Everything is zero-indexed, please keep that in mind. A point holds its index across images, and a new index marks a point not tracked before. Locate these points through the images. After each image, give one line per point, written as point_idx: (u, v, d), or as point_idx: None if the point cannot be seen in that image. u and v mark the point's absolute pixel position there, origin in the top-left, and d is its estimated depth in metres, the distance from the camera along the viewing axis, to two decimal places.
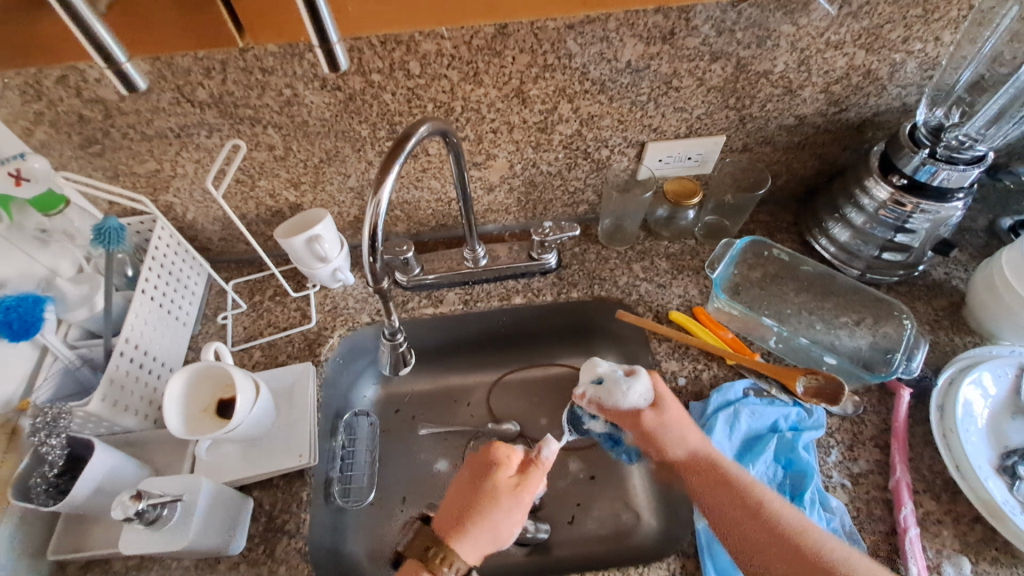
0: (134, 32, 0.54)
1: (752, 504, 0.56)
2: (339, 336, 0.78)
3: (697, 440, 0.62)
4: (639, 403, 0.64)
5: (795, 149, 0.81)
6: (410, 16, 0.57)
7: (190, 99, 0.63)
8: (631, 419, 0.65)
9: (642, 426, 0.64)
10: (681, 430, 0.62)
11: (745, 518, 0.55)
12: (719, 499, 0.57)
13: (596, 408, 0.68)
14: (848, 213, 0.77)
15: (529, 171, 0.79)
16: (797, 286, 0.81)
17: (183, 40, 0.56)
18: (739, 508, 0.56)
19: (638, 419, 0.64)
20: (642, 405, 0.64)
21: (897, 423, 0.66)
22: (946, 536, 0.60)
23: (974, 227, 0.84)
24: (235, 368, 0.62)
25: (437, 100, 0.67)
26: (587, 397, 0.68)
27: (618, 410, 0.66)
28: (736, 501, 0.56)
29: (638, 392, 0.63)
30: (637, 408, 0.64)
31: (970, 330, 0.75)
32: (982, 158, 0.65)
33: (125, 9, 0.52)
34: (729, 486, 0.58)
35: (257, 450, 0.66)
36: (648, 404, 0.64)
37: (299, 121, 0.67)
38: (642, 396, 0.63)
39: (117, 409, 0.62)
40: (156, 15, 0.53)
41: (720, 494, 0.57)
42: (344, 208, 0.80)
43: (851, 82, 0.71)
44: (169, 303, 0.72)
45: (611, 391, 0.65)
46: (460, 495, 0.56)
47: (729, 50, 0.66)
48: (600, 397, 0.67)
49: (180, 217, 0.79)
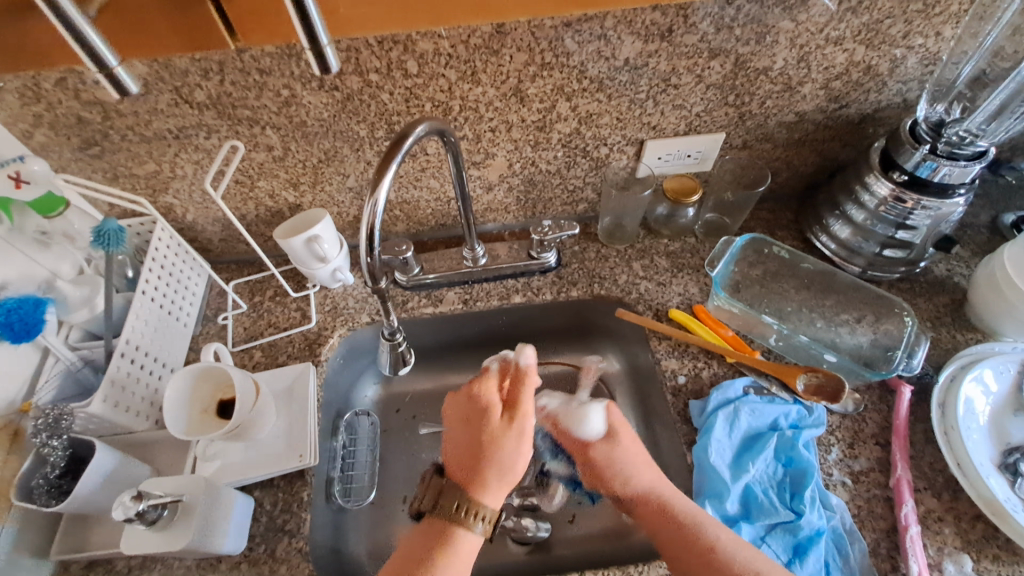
0: (123, 31, 0.54)
1: (687, 537, 0.55)
2: (340, 336, 0.78)
3: (646, 474, 0.62)
4: (593, 433, 0.67)
5: (795, 147, 0.81)
6: (399, 13, 0.57)
7: (188, 100, 0.63)
8: (583, 450, 0.67)
9: (591, 458, 0.66)
10: (626, 464, 0.63)
11: (681, 545, 0.55)
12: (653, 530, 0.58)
13: (548, 422, 0.72)
14: (848, 210, 0.77)
15: (528, 170, 0.79)
16: (798, 283, 0.81)
17: (173, 40, 0.56)
18: (672, 539, 0.56)
19: (590, 451, 0.66)
20: (596, 435, 0.66)
21: (898, 420, 0.65)
22: (947, 534, 0.59)
23: (976, 223, 0.84)
24: (234, 369, 0.62)
25: (434, 99, 0.67)
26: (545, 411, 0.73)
27: (571, 436, 0.69)
28: (670, 529, 0.57)
29: (594, 422, 0.67)
30: (591, 439, 0.67)
31: (972, 327, 0.74)
32: (984, 153, 0.66)
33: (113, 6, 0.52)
34: (670, 521, 0.57)
35: (259, 450, 0.67)
36: (601, 435, 0.66)
37: (297, 121, 0.67)
38: (597, 427, 0.66)
39: (118, 410, 0.62)
40: (145, 13, 0.53)
41: (654, 525, 0.58)
42: (343, 208, 0.80)
43: (851, 78, 0.71)
44: (170, 304, 0.72)
45: (569, 415, 0.70)
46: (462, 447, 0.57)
47: (728, 47, 0.66)
48: (558, 412, 0.71)
49: (180, 218, 0.79)
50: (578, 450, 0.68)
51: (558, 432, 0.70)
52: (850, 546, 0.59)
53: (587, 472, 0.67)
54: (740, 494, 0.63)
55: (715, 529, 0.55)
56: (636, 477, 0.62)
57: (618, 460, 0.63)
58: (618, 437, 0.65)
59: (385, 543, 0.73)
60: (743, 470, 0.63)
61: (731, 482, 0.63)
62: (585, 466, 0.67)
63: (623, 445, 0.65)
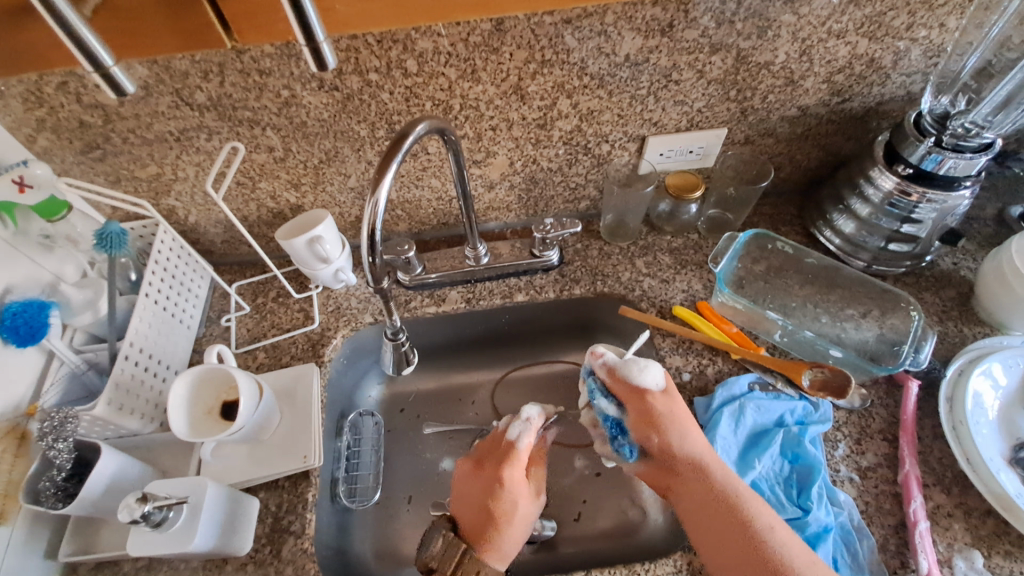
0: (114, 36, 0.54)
1: (736, 513, 0.54)
2: (343, 336, 0.78)
3: (699, 439, 0.59)
4: (651, 384, 0.61)
5: (798, 141, 0.80)
6: (396, 13, 0.56)
7: (189, 102, 0.63)
8: (637, 400, 0.61)
9: (646, 406, 0.60)
10: (681, 425, 0.59)
11: (726, 519, 0.54)
12: (696, 499, 0.56)
13: (606, 372, 0.63)
14: (852, 204, 0.77)
15: (529, 168, 0.79)
16: (802, 278, 0.80)
17: (165, 39, 0.55)
18: (722, 511, 0.54)
19: (647, 400, 0.60)
20: (655, 387, 0.61)
21: (905, 416, 0.65)
22: (957, 530, 0.59)
23: (982, 216, 0.83)
24: (238, 370, 0.62)
25: (434, 98, 0.66)
26: (603, 358, 0.64)
27: (628, 385, 0.61)
28: (717, 498, 0.55)
29: (657, 373, 0.61)
30: (649, 389, 0.61)
31: (979, 320, 0.73)
32: (990, 145, 0.64)
33: (108, 6, 0.51)
34: (730, 501, 0.54)
35: (263, 451, 0.67)
36: (661, 388, 0.61)
37: (297, 122, 0.67)
38: (659, 379, 0.61)
39: (123, 413, 0.62)
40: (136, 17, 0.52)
41: (697, 494, 0.56)
42: (345, 209, 0.80)
43: (855, 71, 0.70)
44: (173, 306, 0.72)
45: (628, 364, 0.62)
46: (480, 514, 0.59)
47: (729, 42, 0.65)
48: (617, 361, 0.63)
49: (182, 221, 0.79)
50: (631, 399, 0.61)
51: (614, 382, 0.62)
52: (858, 543, 0.58)
53: (636, 422, 0.60)
54: None
55: (763, 512, 0.54)
56: (687, 440, 0.58)
57: (671, 412, 0.60)
58: (675, 395, 0.61)
59: (390, 543, 0.73)
60: (749, 467, 0.63)
61: None
62: (637, 419, 0.60)
63: (680, 403, 0.61)
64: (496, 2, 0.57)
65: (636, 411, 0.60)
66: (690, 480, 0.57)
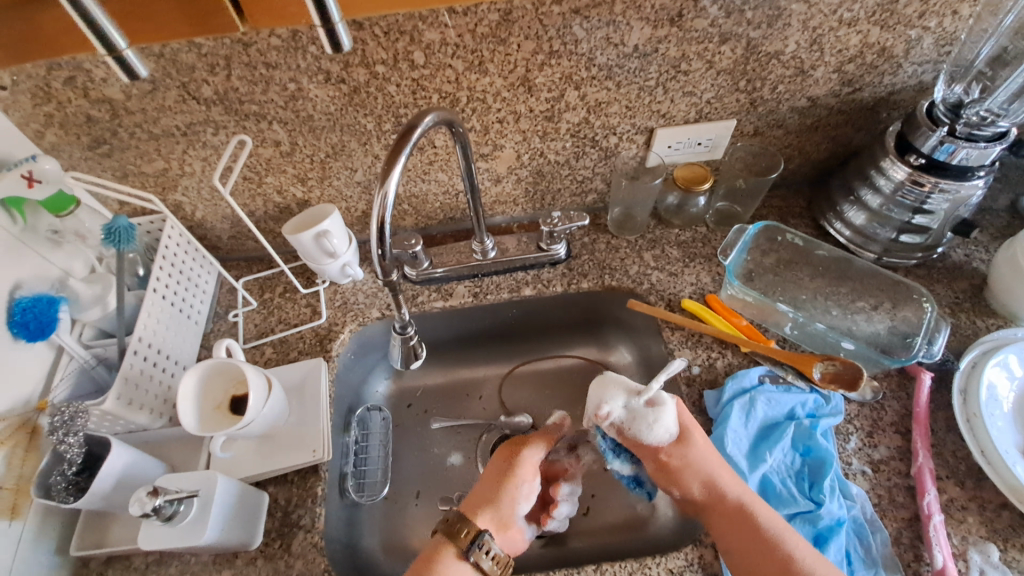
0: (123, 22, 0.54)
1: (769, 549, 0.53)
2: (351, 332, 0.78)
3: (723, 474, 0.58)
4: (663, 438, 0.58)
5: (807, 132, 0.80)
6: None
7: (195, 96, 0.63)
8: (651, 450, 0.60)
9: (662, 457, 0.59)
10: (699, 465, 0.58)
11: (756, 557, 0.53)
12: (719, 526, 0.56)
13: (614, 431, 0.61)
14: (863, 195, 0.76)
15: (537, 161, 0.78)
16: (812, 271, 0.79)
17: (175, 23, 0.55)
18: (743, 539, 0.54)
19: (662, 457, 0.59)
20: (666, 442, 0.58)
21: (917, 408, 0.64)
22: (971, 523, 0.58)
23: (995, 208, 0.82)
24: (247, 365, 0.62)
25: (442, 90, 0.66)
26: (610, 418, 0.60)
27: (641, 443, 0.60)
28: (746, 531, 0.55)
29: (665, 426, 0.58)
30: (661, 443, 0.59)
31: (992, 312, 0.73)
32: (1005, 134, 0.64)
33: None
34: (751, 529, 0.54)
35: (272, 446, 0.67)
36: (673, 439, 0.59)
37: (303, 116, 0.67)
38: (669, 430, 0.58)
39: (132, 408, 0.62)
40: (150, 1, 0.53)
41: (726, 531, 0.56)
42: (352, 203, 0.80)
43: (865, 60, 0.70)
44: (181, 301, 0.72)
45: (636, 421, 0.59)
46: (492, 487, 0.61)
47: (739, 31, 0.65)
48: (624, 421, 0.59)
49: (189, 216, 0.79)
50: (647, 454, 0.61)
51: (626, 440, 0.61)
52: (871, 536, 0.57)
53: (656, 474, 0.61)
54: (758, 485, 0.62)
55: (794, 543, 0.54)
56: (712, 480, 0.58)
57: (687, 457, 0.59)
58: (691, 436, 0.59)
59: (399, 537, 0.73)
60: (760, 459, 0.63)
61: (749, 472, 0.62)
62: (657, 470, 0.61)
63: (697, 445, 0.59)
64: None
65: (652, 465, 0.61)
66: (714, 512, 0.57)
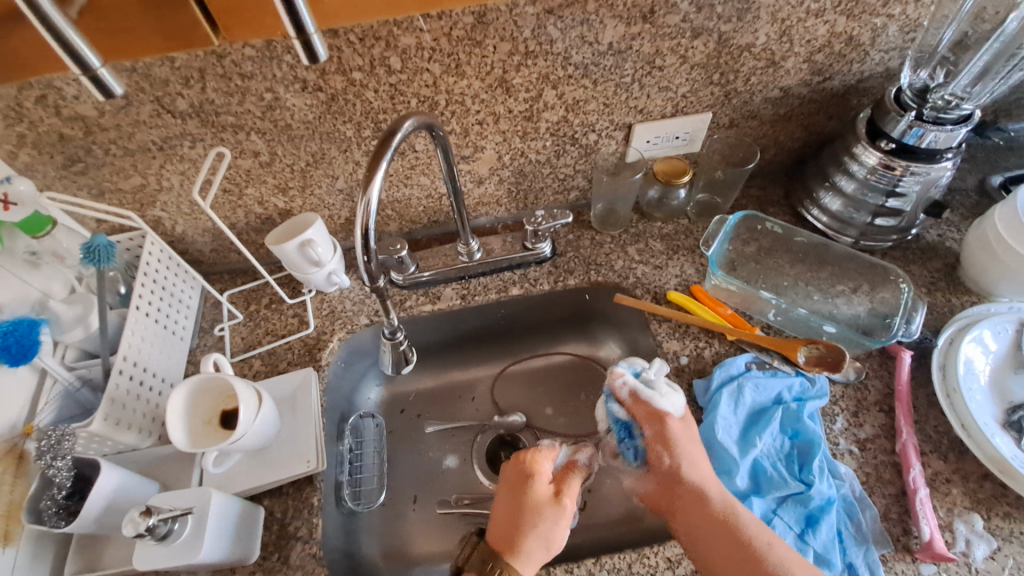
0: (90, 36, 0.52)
1: (743, 540, 0.54)
2: (340, 340, 0.77)
3: (705, 464, 0.59)
4: (671, 409, 0.61)
5: (781, 122, 0.81)
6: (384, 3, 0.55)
7: (170, 110, 0.62)
8: (656, 421, 0.60)
9: (666, 431, 0.60)
10: (692, 448, 0.59)
11: (732, 548, 0.54)
12: (697, 521, 0.56)
13: (628, 393, 0.61)
14: (838, 181, 0.78)
15: (518, 161, 0.79)
16: (792, 258, 0.81)
17: (153, 40, 0.54)
18: (724, 535, 0.54)
19: (666, 426, 0.60)
20: (676, 411, 0.60)
21: (900, 386, 0.66)
22: (956, 495, 0.60)
23: (964, 187, 0.85)
24: (235, 378, 0.61)
25: (420, 95, 0.66)
26: (625, 379, 0.62)
27: (650, 408, 0.61)
28: (728, 528, 0.55)
29: (677, 398, 0.61)
30: (669, 414, 0.60)
31: (966, 290, 0.75)
32: (969, 117, 0.66)
33: (96, 11, 0.49)
34: (733, 526, 0.55)
35: (265, 458, 0.66)
36: (680, 414, 0.61)
37: (282, 125, 0.66)
38: (679, 404, 0.61)
39: (120, 428, 0.61)
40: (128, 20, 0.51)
41: (703, 516, 0.56)
42: (335, 211, 0.79)
43: (834, 50, 0.71)
44: (165, 318, 0.71)
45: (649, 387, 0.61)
46: (508, 507, 0.58)
47: (710, 26, 0.66)
48: (641, 385, 0.61)
49: (169, 231, 0.78)
50: (650, 423, 0.61)
51: (637, 405, 0.62)
52: (861, 513, 0.58)
53: (652, 445, 0.60)
54: (749, 470, 0.62)
55: (772, 542, 0.54)
56: (699, 467, 0.58)
57: (685, 437, 0.60)
58: (691, 421, 0.61)
59: (398, 542, 0.73)
60: (750, 445, 0.63)
61: (740, 458, 0.62)
62: (654, 442, 0.60)
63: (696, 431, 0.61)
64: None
65: (654, 433, 0.60)
66: (692, 509, 0.57)
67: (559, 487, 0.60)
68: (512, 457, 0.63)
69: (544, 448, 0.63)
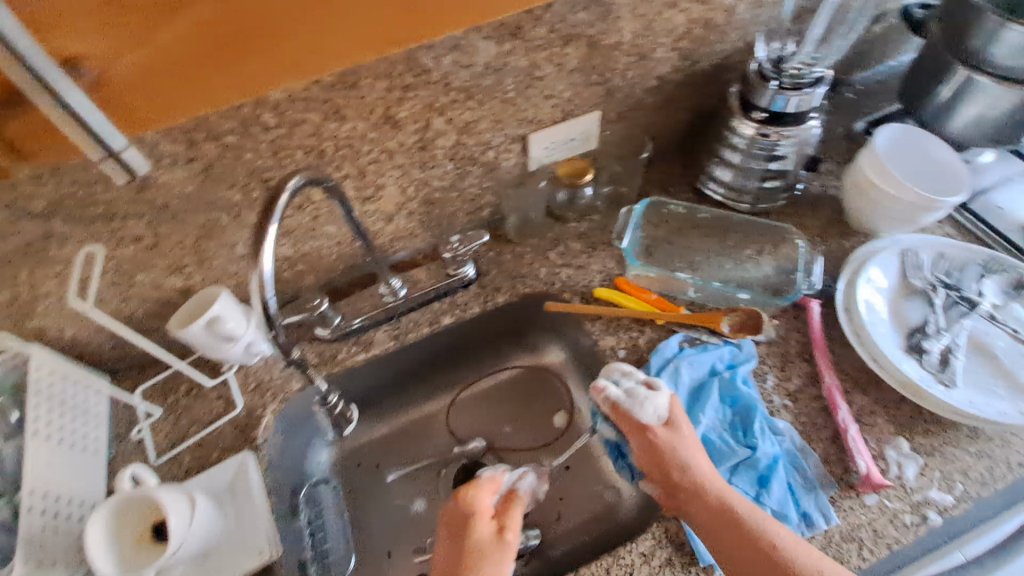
0: None
1: (744, 532, 0.54)
2: (274, 412, 0.73)
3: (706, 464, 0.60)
4: (653, 418, 0.63)
5: (665, 108, 0.85)
6: (206, 90, 0.53)
7: (27, 213, 0.57)
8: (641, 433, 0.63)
9: (652, 439, 0.62)
10: (689, 448, 0.61)
11: (736, 543, 0.54)
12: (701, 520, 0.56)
13: (608, 406, 0.65)
14: (726, 154, 0.83)
15: (422, 191, 0.78)
16: (700, 233, 0.85)
17: None
18: (726, 532, 0.54)
19: (650, 435, 0.62)
20: (655, 419, 0.63)
21: (815, 333, 0.71)
22: (881, 424, 0.65)
23: (835, 137, 0.92)
24: (160, 488, 0.56)
25: (304, 146, 0.63)
26: (606, 393, 0.65)
27: (631, 420, 0.64)
28: (728, 523, 0.55)
29: (658, 406, 0.63)
30: (650, 422, 0.63)
31: (855, 232, 0.82)
32: (822, 79, 0.71)
33: None
34: (732, 521, 0.55)
35: (213, 559, 0.62)
36: (661, 421, 0.63)
37: (160, 204, 0.62)
38: (660, 412, 0.63)
39: (43, 569, 0.54)
40: None
41: (712, 520, 0.55)
42: (241, 278, 0.75)
43: (695, 35, 0.76)
44: (70, 436, 0.65)
45: (630, 398, 0.64)
46: (449, 554, 0.57)
47: (577, 32, 0.68)
48: (619, 395, 0.64)
49: (57, 338, 0.71)
50: (635, 434, 0.64)
51: (620, 419, 0.65)
52: (805, 463, 0.62)
53: (643, 456, 0.63)
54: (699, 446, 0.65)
55: (775, 532, 0.53)
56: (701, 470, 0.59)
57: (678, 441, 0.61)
58: (680, 424, 0.63)
59: None
60: (697, 422, 0.66)
61: None
62: (643, 452, 0.63)
63: (685, 433, 0.62)
64: (309, 61, 0.56)
65: (639, 443, 0.63)
66: (694, 510, 0.57)
67: (501, 521, 0.60)
68: (451, 498, 0.61)
69: (484, 483, 0.63)
